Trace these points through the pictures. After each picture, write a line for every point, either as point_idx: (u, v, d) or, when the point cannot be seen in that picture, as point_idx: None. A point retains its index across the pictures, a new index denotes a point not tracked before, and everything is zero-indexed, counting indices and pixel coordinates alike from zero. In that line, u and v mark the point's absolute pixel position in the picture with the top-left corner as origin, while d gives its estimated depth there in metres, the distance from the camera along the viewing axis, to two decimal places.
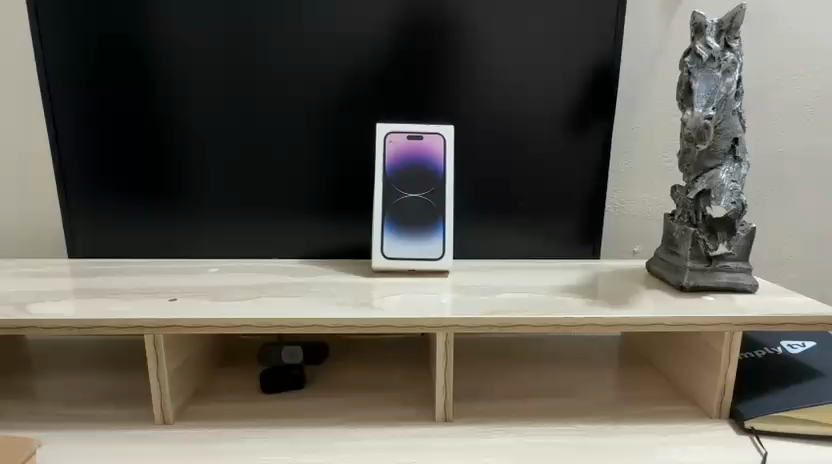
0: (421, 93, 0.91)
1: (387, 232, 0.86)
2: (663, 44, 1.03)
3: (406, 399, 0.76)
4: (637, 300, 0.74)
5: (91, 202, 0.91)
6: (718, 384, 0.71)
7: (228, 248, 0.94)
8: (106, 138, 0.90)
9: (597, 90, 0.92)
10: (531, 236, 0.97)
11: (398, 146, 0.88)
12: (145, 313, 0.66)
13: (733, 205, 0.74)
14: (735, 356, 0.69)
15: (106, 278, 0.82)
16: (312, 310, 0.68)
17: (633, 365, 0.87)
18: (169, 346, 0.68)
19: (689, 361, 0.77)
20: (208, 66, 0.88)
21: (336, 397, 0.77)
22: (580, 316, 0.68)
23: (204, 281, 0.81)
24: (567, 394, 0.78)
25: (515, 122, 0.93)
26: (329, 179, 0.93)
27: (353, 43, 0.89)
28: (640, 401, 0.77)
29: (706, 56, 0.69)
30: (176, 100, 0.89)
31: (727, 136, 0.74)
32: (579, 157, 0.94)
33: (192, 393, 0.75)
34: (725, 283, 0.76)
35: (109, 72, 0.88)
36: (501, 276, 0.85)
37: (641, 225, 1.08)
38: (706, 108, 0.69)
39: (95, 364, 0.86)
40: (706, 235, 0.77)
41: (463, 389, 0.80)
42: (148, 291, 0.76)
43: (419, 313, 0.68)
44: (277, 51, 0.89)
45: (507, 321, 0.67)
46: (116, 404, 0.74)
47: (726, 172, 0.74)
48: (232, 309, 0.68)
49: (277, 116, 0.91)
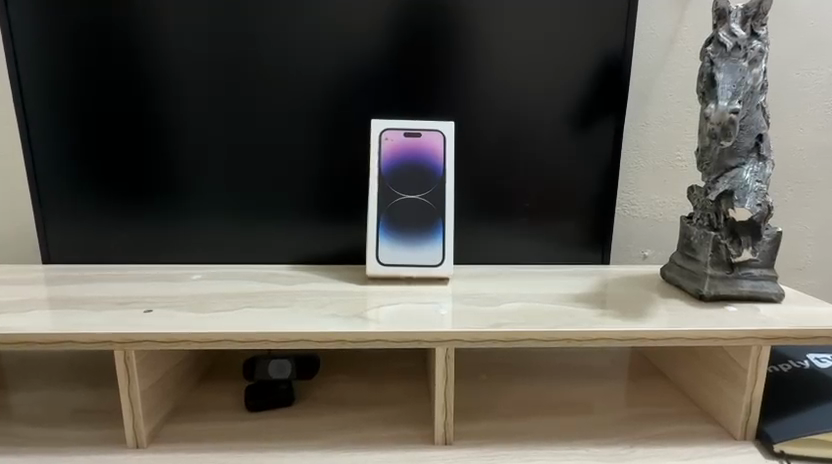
0: (420, 87, 0.85)
1: (381, 236, 0.80)
2: (676, 37, 0.97)
3: (403, 418, 0.70)
4: (653, 310, 0.68)
5: (68, 204, 0.85)
6: (743, 403, 0.65)
7: (214, 254, 0.89)
8: (85, 137, 0.84)
9: (608, 86, 0.87)
10: (537, 240, 0.91)
11: (395, 144, 0.82)
12: (115, 327, 0.60)
13: (758, 207, 0.67)
14: (763, 372, 0.63)
15: (80, 286, 0.76)
16: (299, 322, 0.62)
17: (646, 378, 0.82)
18: (142, 363, 0.62)
19: (710, 376, 0.71)
20: (193, 60, 0.82)
21: (327, 415, 0.71)
22: (595, 330, 0.62)
23: (186, 289, 0.75)
24: (576, 412, 0.73)
25: (520, 119, 0.87)
26: (320, 179, 0.87)
27: (347, 34, 0.83)
28: (656, 419, 0.71)
29: (731, 45, 0.64)
30: (159, 96, 0.83)
31: (750, 133, 0.69)
32: (589, 156, 0.89)
33: (170, 412, 0.69)
34: (748, 292, 0.70)
35: (86, 66, 0.82)
36: (506, 283, 0.80)
37: (653, 228, 1.02)
38: (731, 101, 0.62)
39: (71, 377, 0.80)
40: (728, 240, 0.71)
41: (465, 406, 0.74)
42: (123, 300, 0.70)
43: (418, 325, 0.62)
44: (267, 43, 0.83)
45: (515, 335, 0.61)
46: (89, 423, 0.69)
47: (749, 172, 0.69)
48: (211, 322, 0.62)
49: (267, 114, 0.85)
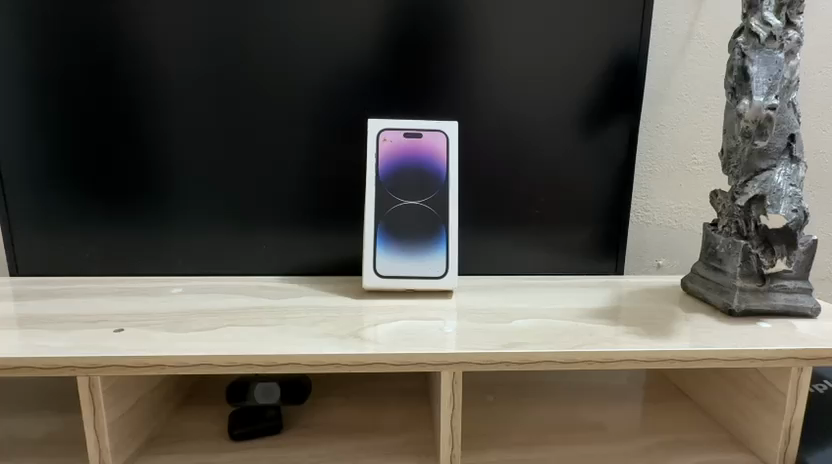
0: (421, 84, 0.79)
1: (378, 245, 0.74)
2: (692, 33, 0.91)
3: (404, 448, 0.63)
4: (678, 326, 0.62)
5: (37, 212, 0.79)
6: (782, 432, 0.59)
7: (198, 265, 0.82)
8: (57, 139, 0.77)
9: (623, 84, 0.81)
10: (546, 249, 0.85)
11: (393, 145, 0.76)
12: (79, 351, 0.53)
13: (795, 213, 0.62)
14: (804, 396, 0.57)
15: (47, 302, 0.69)
16: (288, 343, 0.56)
17: (667, 400, 0.75)
18: (110, 390, 0.55)
19: (741, 400, 0.65)
20: (174, 55, 0.76)
21: (319, 445, 0.64)
22: (618, 351, 0.56)
23: (163, 305, 0.68)
24: (593, 439, 0.66)
25: (529, 119, 0.81)
26: (312, 185, 0.81)
27: (342, 27, 0.77)
28: (681, 448, 0.65)
29: (766, 35, 0.58)
30: (137, 94, 0.77)
31: (782, 133, 0.63)
32: (602, 160, 0.83)
33: (143, 444, 0.62)
34: (782, 307, 0.64)
35: (58, 60, 0.75)
36: (516, 297, 0.73)
37: (669, 236, 0.96)
38: (768, 96, 0.57)
39: (36, 403, 0.73)
40: (759, 249, 0.65)
41: (471, 433, 0.67)
42: (91, 318, 0.63)
43: (422, 347, 0.55)
44: (254, 36, 0.76)
45: (530, 357, 0.55)
46: (52, 457, 0.61)
47: (781, 175, 0.63)
48: (188, 343, 0.55)
49: (255, 113, 0.78)
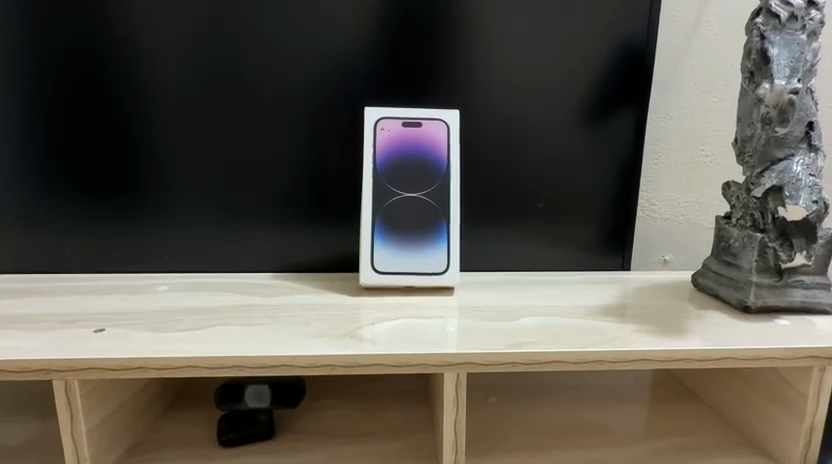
0: (419, 72, 0.75)
1: (375, 241, 0.70)
2: (699, 20, 0.88)
3: (404, 453, 0.60)
4: (692, 325, 0.59)
5: (14, 208, 0.74)
6: (802, 435, 0.56)
7: (185, 263, 0.78)
8: (35, 130, 0.73)
9: (629, 71, 0.78)
10: (550, 245, 0.81)
11: (391, 135, 0.72)
12: (55, 352, 0.50)
13: (815, 204, 0.59)
14: (826, 396, 0.55)
15: (23, 301, 0.66)
16: (281, 343, 0.52)
17: (677, 401, 0.72)
18: (88, 395, 0.52)
19: (757, 401, 0.62)
20: (156, 38, 0.72)
21: (312, 450, 0.61)
22: (631, 350, 0.53)
23: (147, 304, 0.64)
24: (601, 443, 0.63)
25: (531, 110, 0.77)
26: (305, 178, 0.77)
27: (336, 10, 0.73)
28: (694, 452, 0.62)
29: (786, 15, 0.56)
30: (119, 83, 0.72)
31: (800, 120, 0.60)
32: (607, 152, 0.79)
33: (127, 451, 0.59)
34: (799, 303, 0.61)
35: (35, 47, 0.71)
36: (519, 294, 0.70)
37: (675, 230, 0.93)
38: (790, 79, 0.55)
39: (15, 408, 0.69)
40: (777, 242, 0.61)
41: (473, 436, 0.64)
42: (69, 318, 0.59)
43: (424, 347, 0.52)
44: (242, 20, 0.72)
45: (539, 357, 0.52)
46: None
47: (800, 165, 0.60)
48: (173, 344, 0.52)
49: (245, 102, 0.74)
